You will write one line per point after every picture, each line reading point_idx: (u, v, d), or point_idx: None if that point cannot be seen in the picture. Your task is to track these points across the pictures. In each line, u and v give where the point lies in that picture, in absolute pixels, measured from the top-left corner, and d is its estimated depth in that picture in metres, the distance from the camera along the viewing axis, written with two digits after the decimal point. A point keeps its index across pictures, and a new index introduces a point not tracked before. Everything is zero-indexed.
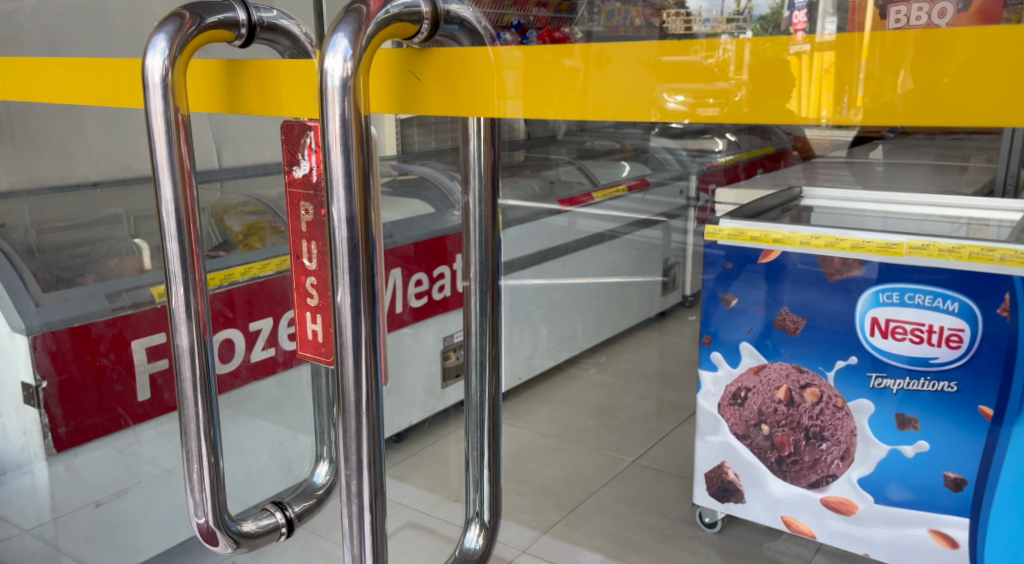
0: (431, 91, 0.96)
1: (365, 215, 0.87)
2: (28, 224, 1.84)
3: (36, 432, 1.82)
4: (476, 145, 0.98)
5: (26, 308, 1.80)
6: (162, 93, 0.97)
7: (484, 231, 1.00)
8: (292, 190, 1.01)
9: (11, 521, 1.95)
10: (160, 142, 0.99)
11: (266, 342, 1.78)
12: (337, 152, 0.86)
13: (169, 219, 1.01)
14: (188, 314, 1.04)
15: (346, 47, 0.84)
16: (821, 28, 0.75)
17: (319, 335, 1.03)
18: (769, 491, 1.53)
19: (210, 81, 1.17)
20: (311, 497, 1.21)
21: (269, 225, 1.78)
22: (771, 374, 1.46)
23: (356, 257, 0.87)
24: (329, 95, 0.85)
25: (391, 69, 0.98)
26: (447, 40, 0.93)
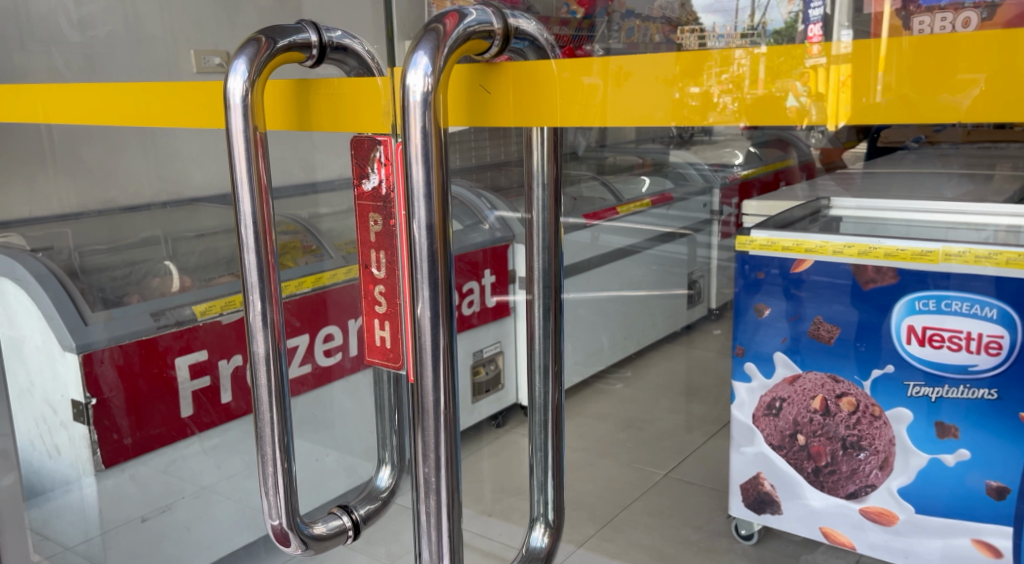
0: (502, 104, 0.93)
1: (444, 225, 0.85)
2: (71, 248, 1.87)
3: (85, 449, 1.82)
4: (538, 159, 0.93)
5: (77, 326, 1.81)
6: (243, 114, 0.94)
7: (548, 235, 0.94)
8: (361, 203, 0.98)
9: (53, 539, 1.93)
10: (239, 159, 0.96)
11: (302, 358, 1.83)
12: (417, 163, 0.83)
13: (246, 232, 0.97)
14: (265, 324, 1.00)
15: (427, 64, 0.81)
16: (838, 39, 0.75)
17: (388, 342, 1.01)
18: (807, 504, 1.39)
19: (279, 100, 1.11)
20: (376, 499, 1.15)
21: (302, 245, 1.83)
22: (806, 386, 1.34)
23: (435, 265, 0.85)
24: (411, 111, 0.82)
25: (461, 84, 0.96)
26: (515, 55, 0.90)
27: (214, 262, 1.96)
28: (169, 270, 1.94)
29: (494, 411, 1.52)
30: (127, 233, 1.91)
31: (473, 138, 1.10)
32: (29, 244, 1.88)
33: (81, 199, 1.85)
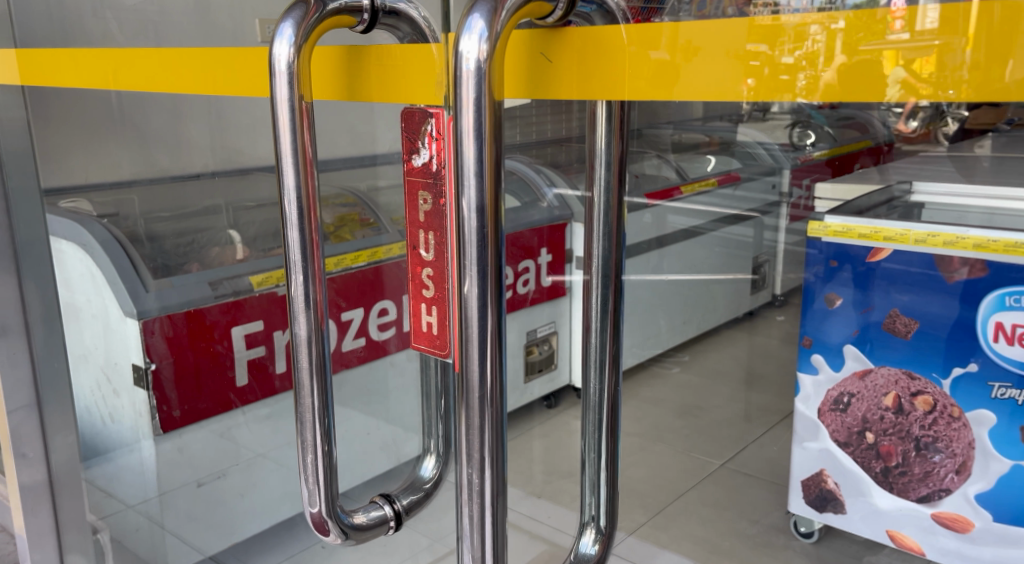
0: (564, 73, 0.83)
1: (496, 209, 0.75)
2: (137, 215, 1.87)
3: (145, 414, 1.84)
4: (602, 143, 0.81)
5: (138, 292, 1.80)
6: (288, 83, 0.85)
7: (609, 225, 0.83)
8: (410, 178, 0.91)
9: (115, 496, 1.91)
10: (283, 131, 0.87)
11: (356, 332, 1.85)
12: (469, 138, 0.74)
13: (290, 209, 0.88)
14: (307, 305, 0.91)
15: (482, 29, 0.72)
16: (922, 11, 0.63)
17: (435, 328, 0.94)
18: (873, 502, 1.30)
19: (330, 69, 1.03)
20: (418, 490, 1.05)
21: (360, 218, 1.86)
22: (877, 381, 1.22)
23: (484, 252, 0.75)
24: (464, 82, 0.73)
25: (519, 51, 0.86)
26: (582, 20, 0.80)
27: (272, 233, 1.96)
28: (231, 240, 1.95)
29: (546, 391, 1.51)
30: (186, 201, 1.89)
31: (533, 113, 1.03)
32: (96, 209, 1.86)
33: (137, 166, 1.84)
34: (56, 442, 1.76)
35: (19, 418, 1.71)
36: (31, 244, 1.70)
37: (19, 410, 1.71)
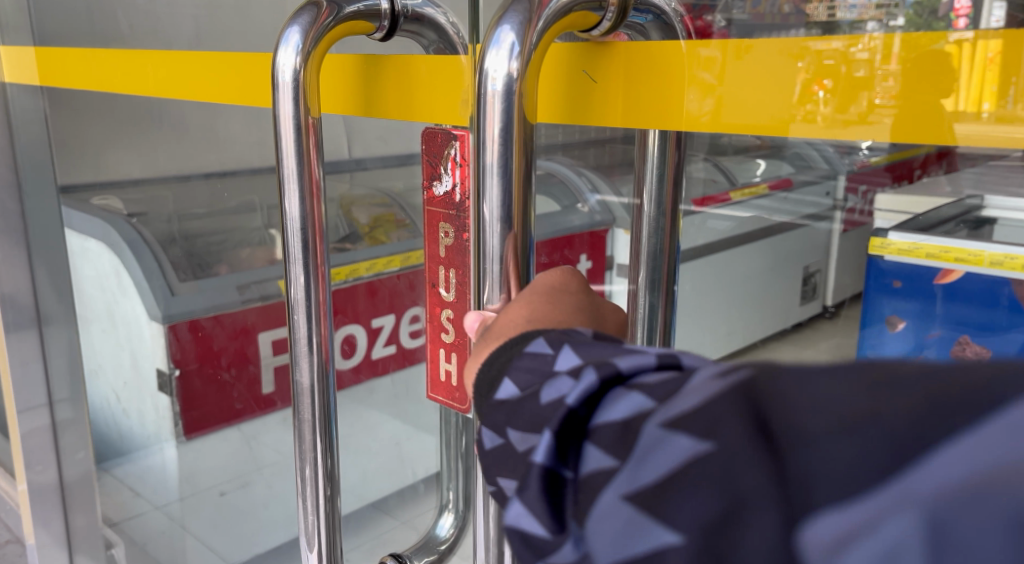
0: (612, 95, 0.77)
1: (522, 245, 0.70)
2: (171, 211, 1.71)
3: (167, 419, 1.72)
4: (651, 188, 0.77)
5: (162, 294, 1.67)
6: (294, 96, 0.79)
7: (661, 270, 0.78)
8: (432, 208, 0.87)
9: (143, 496, 1.85)
10: (288, 152, 0.82)
11: (387, 340, 1.67)
12: (493, 175, 0.68)
13: (293, 240, 0.83)
14: (310, 348, 0.84)
15: (513, 43, 0.66)
16: (987, 15, 0.60)
17: (454, 378, 0.89)
18: None
19: (343, 78, 0.96)
20: (431, 553, 0.94)
21: (396, 219, 1.74)
22: None
23: (507, 297, 0.71)
24: (489, 105, 0.67)
25: (558, 70, 0.81)
26: (632, 32, 0.74)
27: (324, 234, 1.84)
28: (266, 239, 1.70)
29: None
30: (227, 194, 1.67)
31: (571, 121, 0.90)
32: (126, 207, 1.74)
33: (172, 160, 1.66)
34: (66, 439, 1.83)
35: (34, 417, 1.79)
36: (45, 245, 1.73)
37: (34, 409, 1.78)
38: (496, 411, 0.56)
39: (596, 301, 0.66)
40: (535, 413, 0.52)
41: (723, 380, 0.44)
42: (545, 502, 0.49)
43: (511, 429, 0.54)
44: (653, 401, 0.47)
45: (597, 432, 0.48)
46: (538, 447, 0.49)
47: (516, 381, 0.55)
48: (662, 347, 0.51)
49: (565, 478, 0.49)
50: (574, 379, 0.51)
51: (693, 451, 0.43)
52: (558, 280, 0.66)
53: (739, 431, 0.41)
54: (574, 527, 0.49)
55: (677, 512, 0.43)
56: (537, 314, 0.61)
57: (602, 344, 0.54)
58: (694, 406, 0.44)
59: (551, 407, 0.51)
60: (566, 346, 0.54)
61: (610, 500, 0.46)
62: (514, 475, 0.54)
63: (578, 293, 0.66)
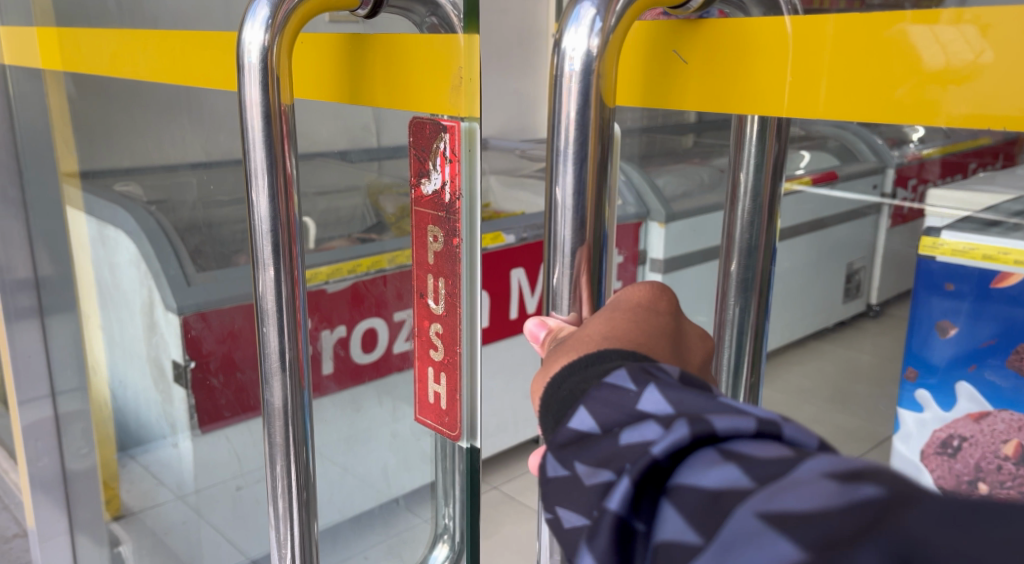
0: (716, 75, 0.73)
1: (593, 249, 0.67)
2: (196, 198, 1.46)
3: (183, 410, 1.60)
4: (748, 175, 0.77)
5: (179, 284, 1.55)
6: (260, 79, 0.73)
7: (754, 268, 0.80)
8: (420, 209, 0.77)
9: (166, 485, 1.72)
10: (255, 144, 0.76)
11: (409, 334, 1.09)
12: (567, 165, 0.65)
13: (263, 244, 0.78)
14: (283, 365, 0.80)
15: (594, 19, 0.63)
16: None
17: (443, 402, 0.80)
18: None
19: (329, 59, 0.85)
20: None
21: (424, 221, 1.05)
22: (993, 426, 1.17)
23: (578, 288, 0.68)
24: (565, 86, 0.64)
25: (642, 47, 0.77)
26: (731, 8, 0.70)
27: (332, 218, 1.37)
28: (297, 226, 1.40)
29: None
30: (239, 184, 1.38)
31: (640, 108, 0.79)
32: (147, 195, 1.54)
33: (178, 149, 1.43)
34: (69, 433, 1.83)
35: (37, 408, 1.80)
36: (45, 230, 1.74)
37: (35, 401, 1.79)
38: (568, 442, 0.57)
39: (681, 323, 0.66)
40: (613, 454, 0.54)
41: (836, 485, 0.47)
42: (614, 551, 0.51)
43: (580, 462, 0.55)
44: (750, 482, 0.49)
45: (678, 495, 0.50)
46: (616, 490, 0.51)
47: (594, 414, 0.56)
48: (758, 409, 0.52)
49: (636, 530, 0.52)
50: (662, 427, 0.52)
51: (793, 556, 0.45)
52: (645, 298, 0.65)
53: (848, 543, 0.44)
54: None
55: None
56: (616, 332, 0.62)
57: (691, 389, 0.55)
58: (803, 511, 0.46)
59: (634, 453, 0.52)
60: (652, 385, 0.55)
61: (744, 515, 0.47)
62: (577, 509, 0.55)
63: (667, 316, 0.65)
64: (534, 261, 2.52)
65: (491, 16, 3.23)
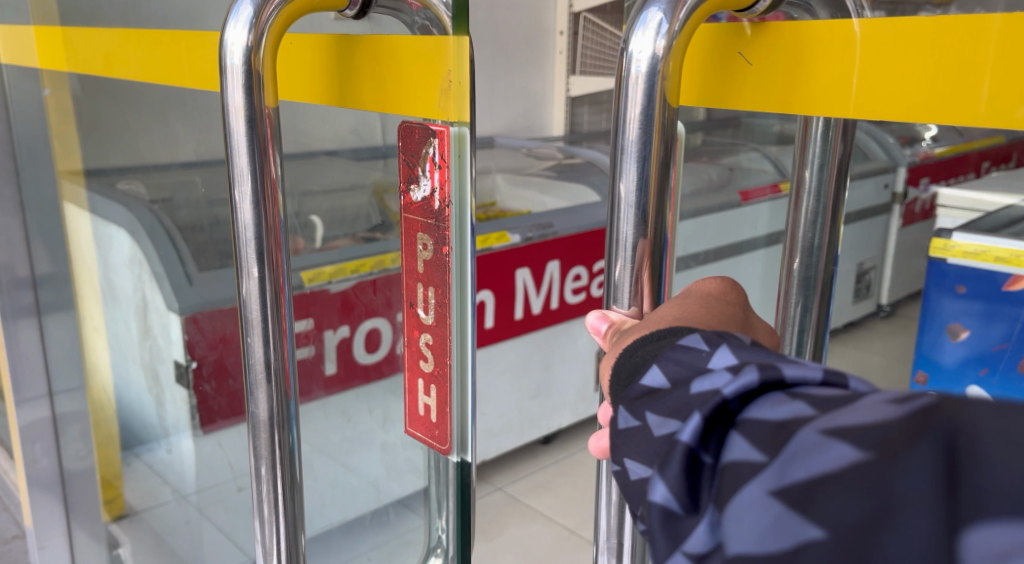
0: (786, 75, 0.72)
1: (654, 244, 0.69)
2: (199, 198, 1.44)
3: (185, 411, 1.60)
4: (813, 174, 0.81)
5: (179, 285, 1.56)
6: (243, 81, 0.72)
7: (816, 267, 0.84)
8: (409, 216, 0.75)
9: (169, 484, 1.70)
10: (239, 148, 0.74)
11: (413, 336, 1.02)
12: (630, 161, 0.67)
13: (248, 250, 0.76)
14: (268, 376, 0.79)
15: (661, 22, 0.64)
16: None
17: (433, 415, 0.79)
18: None
19: (317, 60, 0.83)
20: None
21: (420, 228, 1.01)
22: None
23: (639, 282, 0.70)
24: (632, 86, 0.65)
25: (707, 47, 0.75)
26: (798, 10, 0.69)
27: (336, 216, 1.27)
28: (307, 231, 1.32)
29: None
30: None
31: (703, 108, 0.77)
32: (148, 193, 1.52)
33: (179, 151, 1.43)
34: (67, 433, 1.82)
35: (34, 408, 1.80)
36: (42, 229, 1.72)
37: (33, 401, 1.79)
38: (640, 397, 0.60)
39: (749, 316, 0.70)
40: (684, 401, 0.56)
41: (896, 405, 0.49)
42: (684, 480, 0.54)
43: (649, 412, 0.58)
44: (813, 410, 0.52)
45: (747, 425, 0.53)
46: (687, 425, 0.54)
47: (664, 371, 0.60)
48: (823, 365, 0.55)
49: (703, 462, 0.54)
50: (731, 373, 0.55)
51: (855, 458, 0.48)
52: (717, 290, 0.70)
53: (907, 436, 0.46)
54: (709, 509, 0.52)
55: (823, 504, 0.48)
56: (686, 314, 0.66)
57: (761, 351, 0.58)
58: (865, 422, 0.49)
59: (705, 396, 0.55)
60: (724, 345, 0.58)
61: (809, 435, 0.50)
62: (647, 458, 0.58)
63: (734, 306, 0.69)
64: (539, 261, 2.50)
65: (498, 14, 3.20)
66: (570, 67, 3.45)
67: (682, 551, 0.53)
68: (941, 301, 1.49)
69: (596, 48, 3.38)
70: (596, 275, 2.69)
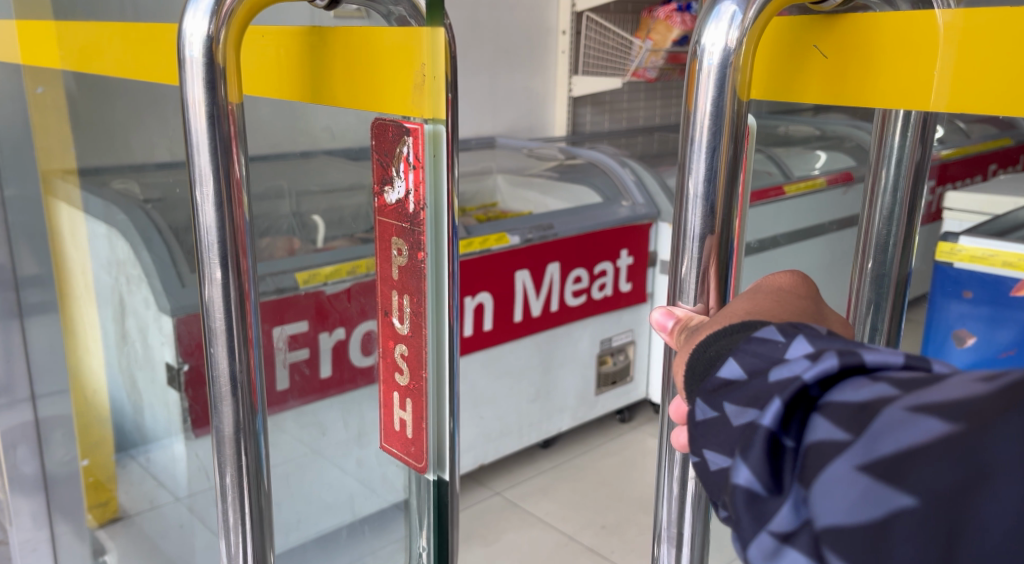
0: (856, 67, 0.71)
1: (721, 239, 0.72)
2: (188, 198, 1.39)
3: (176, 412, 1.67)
4: (889, 174, 0.79)
5: (174, 288, 1.68)
6: (204, 75, 0.69)
7: (890, 269, 0.81)
8: (383, 219, 0.73)
9: (167, 487, 1.69)
10: (200, 147, 0.71)
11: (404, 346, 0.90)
12: (700, 153, 0.69)
13: (210, 255, 0.73)
14: (233, 390, 0.76)
15: (734, 15, 0.66)
16: None
17: (409, 430, 0.77)
18: None
19: (284, 54, 0.79)
20: None
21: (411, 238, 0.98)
22: None
23: (706, 277, 0.73)
24: (704, 79, 0.68)
25: (780, 41, 0.76)
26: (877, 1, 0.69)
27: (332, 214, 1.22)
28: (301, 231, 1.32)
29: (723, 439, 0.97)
30: None
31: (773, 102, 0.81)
32: (143, 193, 1.55)
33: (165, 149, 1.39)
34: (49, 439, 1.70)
35: (13, 412, 1.63)
36: (27, 229, 1.58)
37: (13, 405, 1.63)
38: (719, 389, 0.57)
39: (822, 307, 0.66)
40: (762, 390, 0.54)
41: (982, 380, 0.48)
42: (767, 463, 0.52)
43: (727, 403, 0.56)
44: (896, 389, 0.50)
45: (830, 408, 0.51)
46: (768, 410, 0.53)
47: (742, 363, 0.57)
48: (903, 350, 0.54)
49: (784, 446, 0.53)
50: (811, 359, 0.53)
51: (944, 431, 0.47)
52: (787, 285, 0.67)
53: (995, 408, 0.46)
54: (794, 489, 0.51)
55: (914, 476, 0.47)
56: (759, 309, 0.63)
57: (839, 340, 0.56)
58: (950, 398, 0.48)
59: (784, 383, 0.53)
60: (801, 335, 0.56)
61: (895, 412, 0.49)
62: (726, 448, 0.56)
63: (806, 299, 0.66)
64: (538, 262, 2.49)
65: (501, 13, 3.17)
66: (572, 67, 3.42)
67: (767, 531, 0.52)
68: (947, 303, 1.58)
69: (599, 48, 3.36)
70: (597, 277, 2.67)
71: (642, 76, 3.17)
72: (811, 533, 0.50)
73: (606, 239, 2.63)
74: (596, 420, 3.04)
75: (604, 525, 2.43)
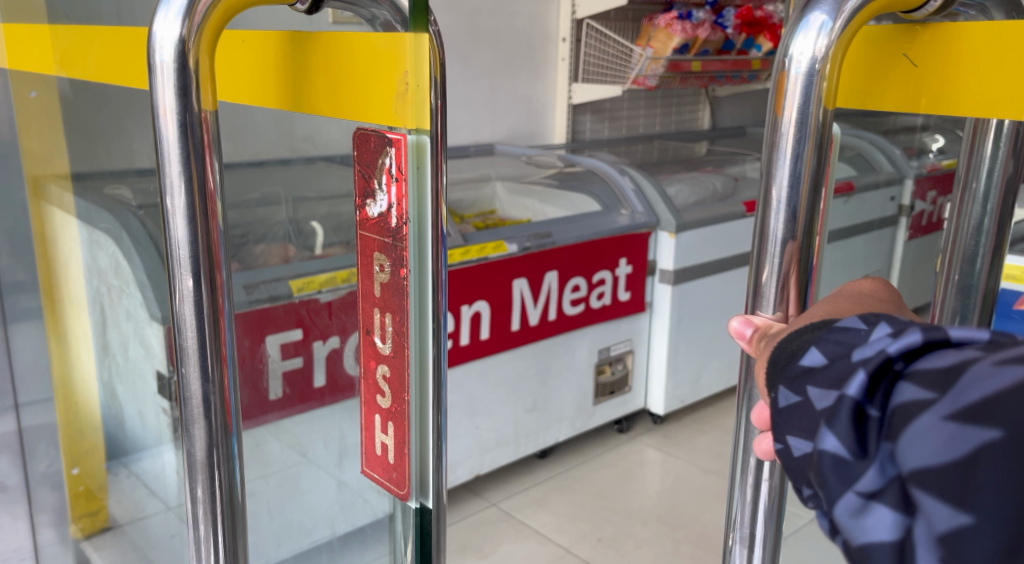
0: (944, 76, 0.74)
1: (802, 246, 0.75)
2: None
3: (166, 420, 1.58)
4: (982, 185, 0.93)
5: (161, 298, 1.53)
6: (176, 81, 0.68)
7: (978, 279, 0.96)
8: (365, 233, 0.71)
9: (161, 497, 1.63)
10: (170, 158, 0.70)
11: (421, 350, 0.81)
12: (786, 157, 0.74)
13: (181, 268, 0.72)
14: (206, 412, 0.75)
15: (824, 24, 0.70)
16: None
17: (391, 454, 0.76)
18: None
19: (266, 59, 0.77)
20: None
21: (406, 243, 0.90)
22: None
23: (786, 286, 0.76)
24: (792, 87, 0.71)
25: (865, 50, 0.78)
26: (970, 11, 0.72)
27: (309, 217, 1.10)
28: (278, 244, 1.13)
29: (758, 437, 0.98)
30: None
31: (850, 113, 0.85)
32: (134, 198, 1.45)
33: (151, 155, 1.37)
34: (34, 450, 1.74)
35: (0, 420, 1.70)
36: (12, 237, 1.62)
37: None
38: (799, 374, 0.64)
39: (903, 309, 0.74)
40: (844, 370, 0.60)
41: None
42: (853, 430, 0.58)
43: (811, 387, 0.62)
44: (980, 352, 0.56)
45: (916, 374, 0.57)
46: (853, 381, 0.59)
47: (823, 351, 0.64)
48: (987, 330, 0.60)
49: (870, 415, 0.59)
50: (892, 337, 0.60)
51: None
52: (870, 288, 0.75)
53: None
54: (881, 450, 0.57)
55: (999, 413, 0.52)
56: (839, 311, 0.70)
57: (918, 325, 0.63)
58: None
59: (866, 358, 0.60)
60: (881, 322, 0.62)
61: (985, 367, 0.54)
62: (809, 432, 0.62)
63: (886, 301, 0.73)
64: (536, 270, 2.47)
65: (501, 20, 3.16)
66: (572, 75, 3.41)
67: (853, 491, 0.58)
68: None
69: (599, 56, 3.35)
70: (595, 287, 2.64)
71: (642, 84, 3.17)
72: (901, 483, 0.56)
73: (606, 247, 2.62)
74: (594, 431, 3.01)
75: (601, 537, 2.41)
